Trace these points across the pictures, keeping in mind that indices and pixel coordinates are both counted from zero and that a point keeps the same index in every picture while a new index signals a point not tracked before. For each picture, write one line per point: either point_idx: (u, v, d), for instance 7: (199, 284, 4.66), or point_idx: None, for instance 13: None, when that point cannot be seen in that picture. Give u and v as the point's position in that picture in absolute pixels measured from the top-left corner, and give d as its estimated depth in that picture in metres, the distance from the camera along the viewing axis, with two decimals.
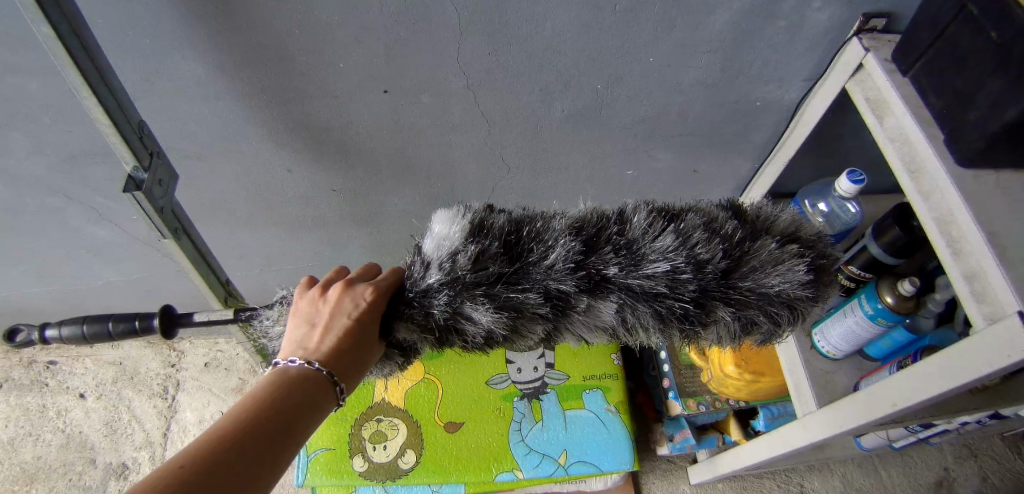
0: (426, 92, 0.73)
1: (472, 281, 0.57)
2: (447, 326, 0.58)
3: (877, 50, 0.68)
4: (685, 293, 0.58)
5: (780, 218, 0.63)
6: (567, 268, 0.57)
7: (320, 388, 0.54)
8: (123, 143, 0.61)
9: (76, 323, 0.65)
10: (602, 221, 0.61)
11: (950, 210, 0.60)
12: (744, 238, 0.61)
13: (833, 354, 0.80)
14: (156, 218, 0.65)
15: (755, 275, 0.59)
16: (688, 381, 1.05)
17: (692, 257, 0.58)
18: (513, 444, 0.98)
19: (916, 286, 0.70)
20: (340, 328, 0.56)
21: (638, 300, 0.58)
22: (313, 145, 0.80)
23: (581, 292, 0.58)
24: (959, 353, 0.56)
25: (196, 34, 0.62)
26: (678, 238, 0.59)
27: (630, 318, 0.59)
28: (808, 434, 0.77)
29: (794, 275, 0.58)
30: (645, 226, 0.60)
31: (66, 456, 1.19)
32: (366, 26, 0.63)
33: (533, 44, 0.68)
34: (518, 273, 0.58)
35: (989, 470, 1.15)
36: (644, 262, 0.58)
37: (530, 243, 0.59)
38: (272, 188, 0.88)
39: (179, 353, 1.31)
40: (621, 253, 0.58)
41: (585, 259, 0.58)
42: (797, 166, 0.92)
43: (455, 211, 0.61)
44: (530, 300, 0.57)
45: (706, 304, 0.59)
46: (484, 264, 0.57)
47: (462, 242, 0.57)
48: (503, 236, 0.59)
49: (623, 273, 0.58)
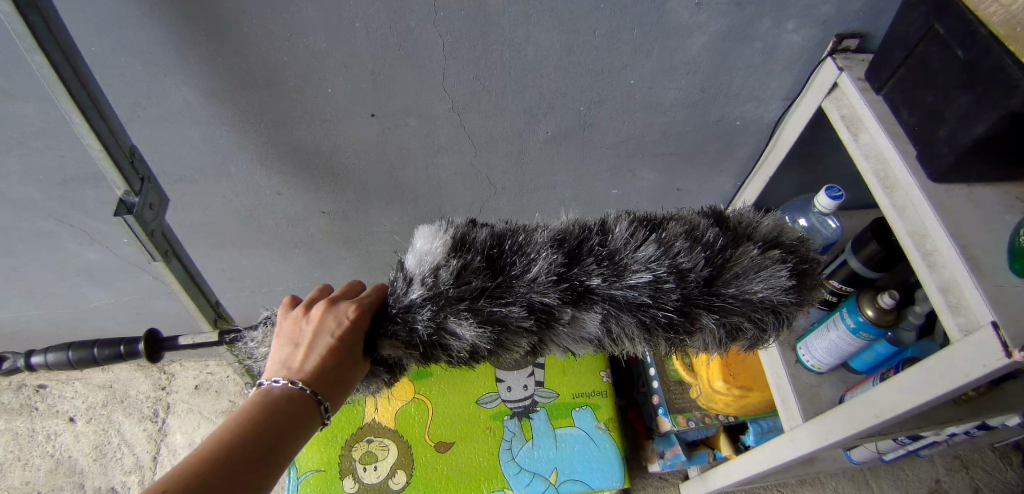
0: (413, 115, 0.75)
1: (455, 296, 0.57)
2: (431, 341, 0.59)
3: (851, 69, 0.70)
4: (669, 302, 0.59)
5: (761, 225, 0.65)
6: (549, 281, 0.58)
7: (305, 408, 0.54)
8: (114, 169, 0.62)
9: (62, 349, 0.66)
10: (584, 233, 0.62)
11: (925, 223, 0.62)
12: (726, 246, 0.62)
13: (818, 368, 0.80)
14: (147, 242, 0.66)
15: (739, 282, 0.60)
16: (678, 397, 1.05)
17: (674, 266, 0.59)
18: (504, 463, 0.97)
19: (896, 299, 0.71)
20: (324, 347, 0.56)
21: (622, 310, 0.59)
22: (302, 168, 0.81)
23: (565, 304, 0.59)
24: (938, 364, 0.57)
25: (186, 59, 0.64)
26: (661, 248, 0.60)
27: (615, 328, 0.60)
28: (796, 449, 0.78)
29: (776, 281, 0.60)
30: (626, 236, 0.61)
31: (54, 481, 1.18)
32: (354, 52, 0.65)
33: (516, 69, 0.70)
34: (501, 287, 0.59)
35: (981, 482, 1.16)
36: (626, 272, 0.59)
37: (513, 257, 0.60)
38: (262, 210, 0.89)
39: (169, 375, 1.30)
40: (603, 264, 0.60)
41: (568, 271, 0.59)
42: (779, 182, 0.94)
43: (438, 227, 0.62)
44: (514, 314, 0.58)
45: (691, 313, 0.60)
46: (467, 279, 0.58)
47: (445, 257, 0.59)
48: (485, 251, 0.60)
49: (606, 283, 0.59)
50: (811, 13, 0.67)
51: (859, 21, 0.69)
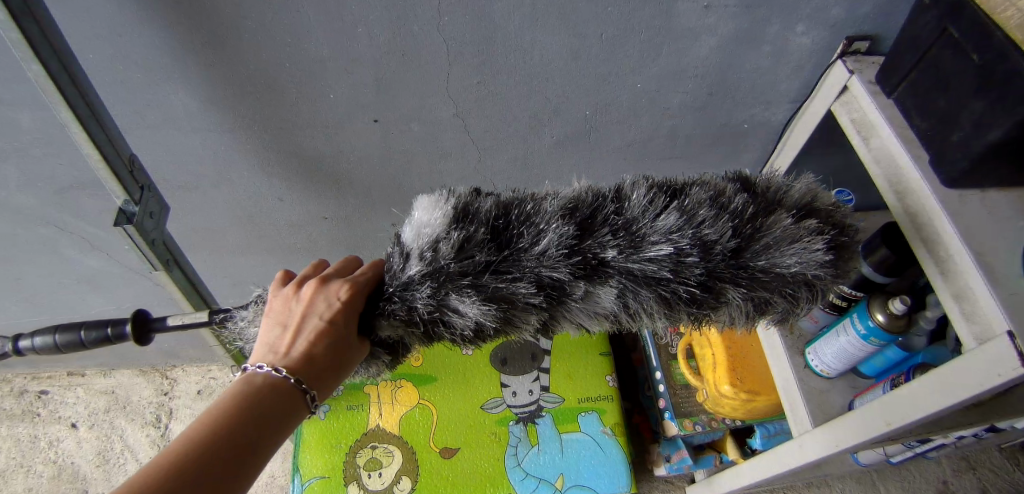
0: (416, 121, 0.74)
1: (457, 271, 0.56)
2: (432, 319, 0.57)
3: (862, 72, 0.69)
4: (692, 276, 0.58)
5: (793, 189, 0.63)
6: (559, 255, 0.56)
7: (291, 397, 0.52)
8: (114, 179, 0.61)
9: (48, 333, 0.63)
10: (598, 202, 0.60)
11: (938, 231, 0.61)
12: (753, 215, 0.61)
13: (826, 373, 0.79)
14: (148, 252, 0.66)
15: (769, 253, 0.59)
16: (684, 401, 1.05)
17: (698, 237, 0.58)
18: (510, 469, 0.97)
19: (908, 304, 0.69)
20: (314, 330, 0.54)
21: (640, 284, 0.58)
22: (304, 173, 0.80)
23: (578, 279, 0.57)
24: (951, 373, 0.57)
25: (186, 65, 0.63)
26: (682, 217, 0.59)
27: (632, 303, 0.59)
28: (805, 455, 0.77)
29: (810, 254, 0.58)
30: (645, 204, 0.60)
31: (57, 487, 1.17)
32: (356, 58, 0.64)
33: (521, 73, 0.68)
34: (504, 262, 0.57)
35: (987, 482, 1.15)
36: (644, 244, 0.58)
37: (519, 229, 0.58)
38: (263, 216, 0.88)
39: (171, 381, 1.29)
40: (620, 235, 0.58)
41: (581, 244, 0.58)
42: None
43: (438, 197, 0.60)
44: (520, 289, 0.56)
45: (713, 287, 0.59)
46: (470, 253, 0.56)
47: (446, 229, 0.56)
48: (488, 222, 0.58)
49: (622, 256, 0.58)
50: (821, 16, 0.65)
51: (869, 23, 0.67)
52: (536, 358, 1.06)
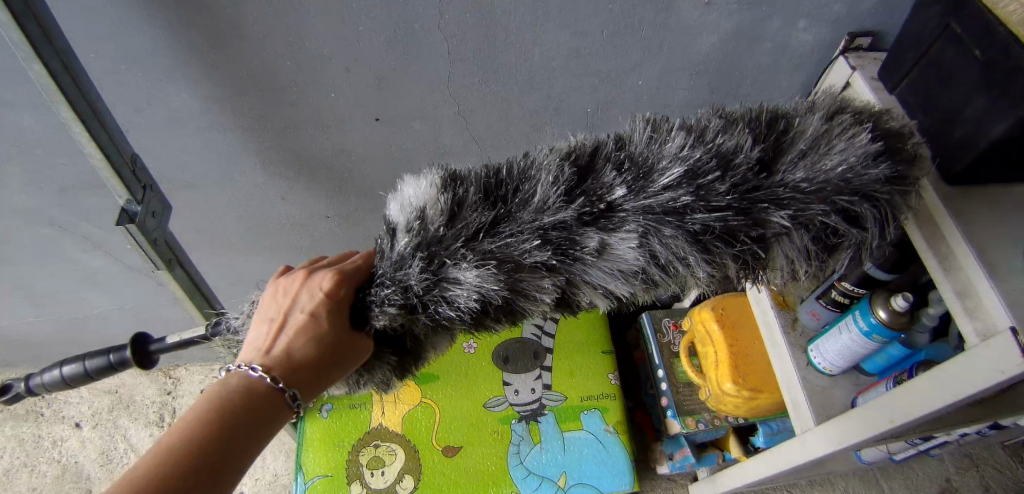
0: (417, 119, 0.74)
1: (448, 236, 0.52)
2: (430, 295, 0.52)
3: (864, 68, 0.68)
4: (720, 196, 0.52)
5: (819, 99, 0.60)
6: (559, 201, 0.53)
7: (270, 401, 0.52)
8: (116, 179, 0.62)
9: (55, 369, 0.64)
10: (598, 144, 0.57)
11: (940, 227, 0.60)
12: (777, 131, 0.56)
13: (829, 370, 0.79)
14: (150, 251, 0.66)
15: (805, 160, 0.54)
16: (687, 398, 1.04)
17: (716, 154, 0.53)
18: (512, 467, 0.97)
19: (911, 301, 0.69)
20: (295, 326, 0.53)
21: (662, 222, 0.52)
22: (305, 172, 0.80)
23: (584, 225, 0.53)
24: (954, 369, 0.57)
25: (186, 65, 0.63)
26: (690, 136, 0.55)
27: (658, 247, 0.53)
28: (808, 452, 0.77)
29: (851, 148, 0.53)
30: (647, 136, 0.56)
31: (61, 487, 1.17)
32: (356, 56, 0.64)
33: (522, 71, 0.68)
34: (502, 221, 0.53)
35: (991, 480, 1.14)
36: (654, 173, 0.53)
37: (512, 187, 0.55)
38: (266, 215, 0.88)
39: (175, 381, 1.28)
40: (624, 171, 0.54)
41: (582, 188, 0.54)
42: None
43: (427, 171, 0.58)
44: (520, 245, 0.52)
45: (753, 211, 0.53)
46: (464, 216, 0.53)
47: (433, 195, 0.54)
48: (479, 184, 0.55)
49: (631, 191, 0.53)
50: (822, 12, 0.65)
51: (871, 19, 0.67)
52: (538, 357, 1.06)
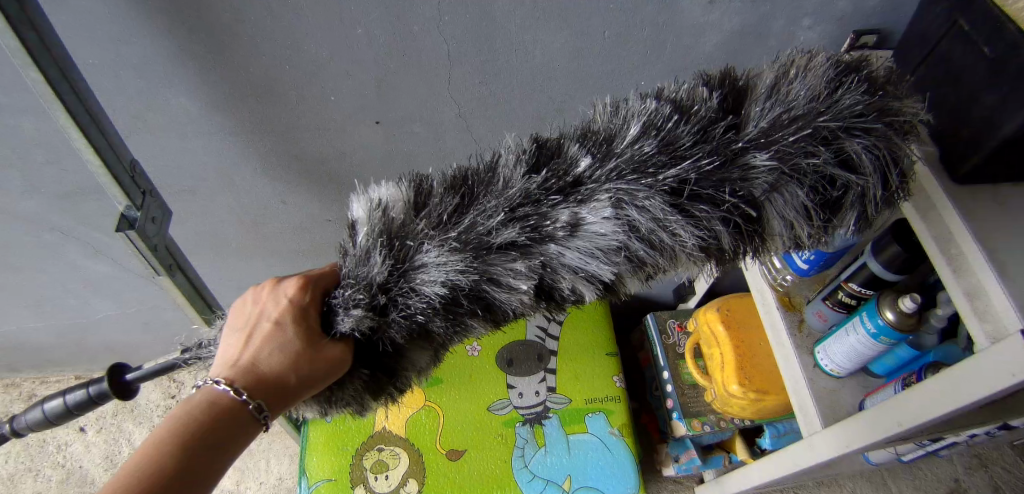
0: (418, 121, 0.73)
1: (413, 228, 0.52)
2: (399, 289, 0.51)
3: None
4: (688, 146, 0.50)
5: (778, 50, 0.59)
6: (520, 173, 0.52)
7: (236, 417, 0.52)
8: (114, 184, 0.61)
9: (38, 410, 0.62)
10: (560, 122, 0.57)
11: (948, 227, 0.59)
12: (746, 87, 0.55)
13: (836, 372, 0.78)
14: (150, 257, 0.66)
15: (771, 98, 0.52)
16: (693, 401, 1.04)
17: (682, 111, 0.52)
18: (517, 470, 0.96)
19: (918, 302, 0.68)
20: (262, 333, 0.54)
21: (633, 183, 0.50)
22: (307, 175, 0.80)
23: (549, 195, 0.51)
24: (965, 373, 0.56)
25: (185, 69, 0.62)
26: (649, 99, 0.54)
27: (634, 214, 0.50)
28: (816, 454, 0.76)
29: (813, 77, 0.51)
30: (609, 107, 0.55)
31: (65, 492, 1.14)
32: (357, 58, 0.64)
33: (525, 72, 0.68)
34: (466, 204, 0.53)
35: (1001, 480, 1.13)
36: (617, 137, 0.53)
37: (477, 171, 0.55)
38: (268, 218, 0.88)
39: (179, 384, 1.24)
40: (587, 140, 0.53)
41: (543, 160, 0.53)
42: None
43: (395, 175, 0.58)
44: (485, 223, 0.51)
45: (730, 161, 0.51)
46: (427, 203, 0.53)
47: (398, 186, 0.54)
48: (446, 175, 0.55)
49: (594, 155, 0.52)
50: (827, 10, 0.64)
51: (877, 17, 0.66)
52: (542, 359, 1.05)
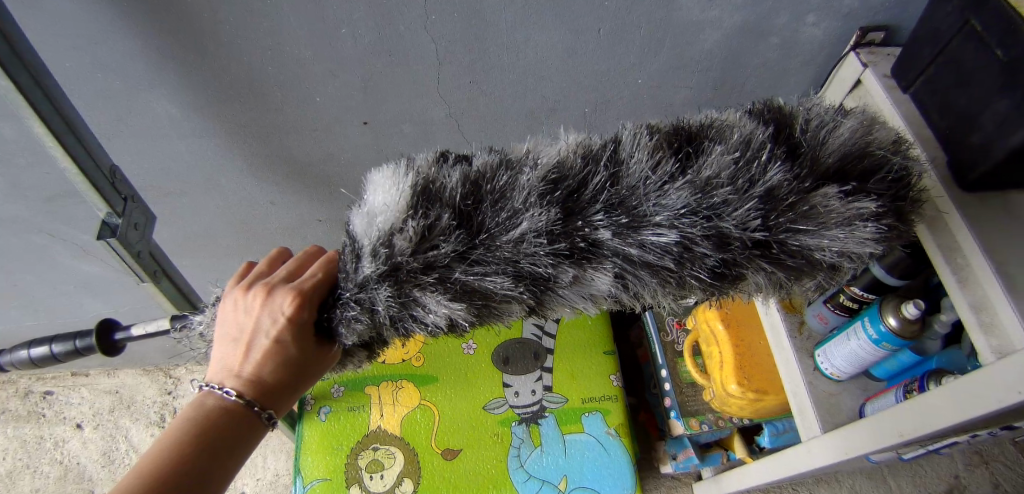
0: (407, 122, 0.71)
1: (413, 268, 0.50)
2: (399, 318, 0.51)
3: (876, 65, 0.64)
4: (705, 268, 0.53)
5: (837, 136, 0.56)
6: (544, 248, 0.51)
7: (244, 423, 0.52)
8: (94, 192, 0.59)
9: (23, 348, 0.65)
10: (586, 169, 0.54)
11: (955, 236, 0.57)
12: (793, 187, 0.53)
13: (836, 376, 0.76)
14: (134, 264, 0.64)
15: (802, 236, 0.53)
16: (690, 399, 1.03)
17: (715, 228, 0.52)
18: (512, 470, 0.96)
19: (922, 309, 0.65)
20: (259, 352, 0.52)
21: (637, 269, 0.53)
22: (295, 176, 0.78)
23: (564, 268, 0.52)
24: (969, 388, 0.54)
25: (163, 71, 0.60)
26: (693, 189, 0.52)
27: (630, 284, 0.54)
28: (814, 459, 0.75)
29: (857, 234, 0.53)
30: (647, 173, 0.53)
31: (63, 488, 1.14)
32: (341, 58, 0.61)
33: (517, 70, 0.65)
34: (472, 250, 0.51)
35: (1002, 477, 1.11)
36: (646, 224, 0.52)
37: (490, 210, 0.52)
38: (256, 219, 0.86)
39: (175, 380, 1.24)
40: (615, 214, 0.52)
41: (566, 227, 0.52)
42: None
43: (396, 171, 0.53)
44: (496, 284, 0.51)
45: (728, 271, 0.55)
46: (433, 242, 0.50)
47: (403, 217, 0.50)
48: (454, 204, 0.52)
49: (617, 238, 0.52)
50: (832, 6, 0.61)
51: (885, 13, 0.63)
52: (538, 358, 1.04)
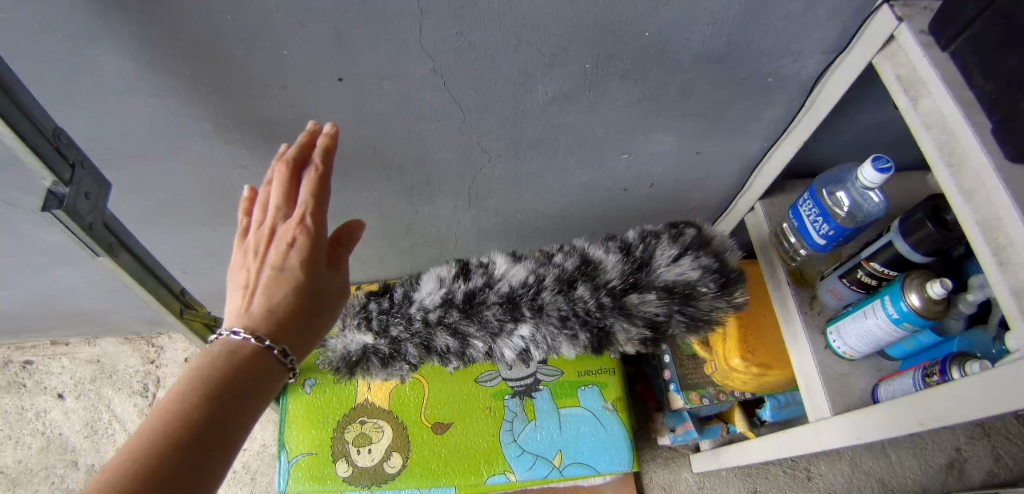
0: (387, 78, 0.62)
1: (415, 340, 0.70)
2: (396, 351, 0.71)
3: (918, 18, 0.57)
4: (582, 341, 0.68)
5: (682, 232, 0.74)
6: (483, 332, 0.69)
7: (257, 363, 0.51)
8: (38, 161, 0.53)
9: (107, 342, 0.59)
10: (524, 283, 0.70)
11: (999, 211, 0.51)
12: (617, 302, 0.68)
13: (849, 354, 0.71)
14: (86, 237, 0.59)
15: (640, 296, 0.68)
16: (691, 372, 0.99)
17: (576, 309, 0.68)
18: (505, 445, 0.93)
19: (948, 288, 0.60)
20: (270, 282, 0.53)
21: (543, 330, 0.68)
22: (268, 138, 0.70)
23: (501, 332, 0.69)
24: (1003, 380, 0.49)
25: (103, 22, 0.52)
26: (568, 295, 0.69)
27: (540, 347, 0.69)
28: (823, 441, 0.71)
29: (674, 275, 0.69)
30: (559, 283, 0.70)
31: (47, 459, 1.12)
32: (308, 6, 0.53)
33: (511, 20, 0.56)
34: (454, 320, 0.70)
35: (1003, 451, 1.09)
36: (542, 308, 0.68)
37: (472, 310, 0.70)
38: (226, 185, 0.78)
39: (158, 349, 1.20)
40: (531, 308, 0.69)
41: (512, 301, 0.69)
42: (824, 148, 0.80)
43: (443, 274, 0.74)
44: (456, 340, 0.70)
45: (599, 333, 0.68)
46: (427, 314, 0.71)
47: (432, 305, 0.71)
48: (462, 297, 0.71)
49: (534, 316, 0.68)
50: None
51: None
52: None
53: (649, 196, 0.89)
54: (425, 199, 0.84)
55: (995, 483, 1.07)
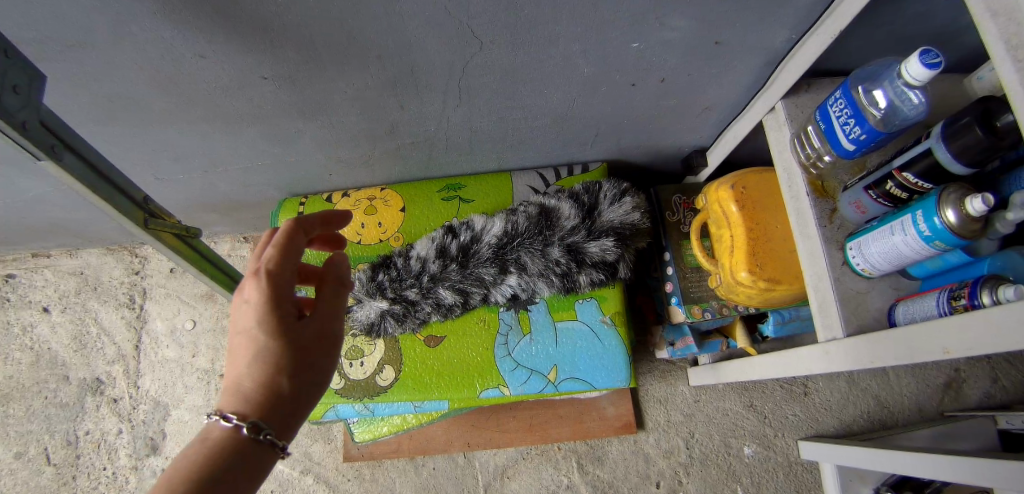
0: None
1: (421, 276, 0.86)
2: (410, 300, 0.86)
3: None
4: (556, 275, 0.85)
5: (604, 202, 0.88)
6: (473, 285, 0.86)
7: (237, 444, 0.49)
8: None
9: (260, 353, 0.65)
10: (506, 237, 0.87)
11: None
12: (571, 253, 0.85)
13: (868, 272, 0.67)
14: (20, 139, 0.52)
15: (580, 243, 0.85)
16: (694, 285, 0.94)
17: (547, 268, 0.85)
18: (500, 359, 0.91)
19: (990, 205, 0.53)
20: (238, 348, 0.52)
21: (524, 275, 0.86)
22: (222, 22, 0.60)
23: (489, 280, 0.86)
24: None
25: None
26: (543, 258, 0.85)
27: (526, 283, 0.86)
28: (832, 362, 0.68)
29: (606, 248, 0.85)
30: (530, 227, 0.87)
31: (37, 374, 1.13)
32: None
33: None
34: (445, 268, 0.86)
35: (1002, 372, 1.08)
36: (524, 268, 0.86)
37: (461, 261, 0.86)
38: (185, 82, 0.70)
39: (142, 259, 1.18)
40: (506, 261, 0.86)
41: (500, 251, 0.86)
42: (867, 42, 0.70)
43: (434, 235, 0.90)
44: (452, 285, 0.85)
45: (570, 267, 0.85)
46: (426, 267, 0.87)
47: (429, 260, 0.87)
48: (453, 254, 0.87)
49: (516, 272, 0.86)
50: None
51: None
52: None
53: (660, 93, 0.80)
54: (410, 96, 0.76)
55: (989, 404, 1.07)
